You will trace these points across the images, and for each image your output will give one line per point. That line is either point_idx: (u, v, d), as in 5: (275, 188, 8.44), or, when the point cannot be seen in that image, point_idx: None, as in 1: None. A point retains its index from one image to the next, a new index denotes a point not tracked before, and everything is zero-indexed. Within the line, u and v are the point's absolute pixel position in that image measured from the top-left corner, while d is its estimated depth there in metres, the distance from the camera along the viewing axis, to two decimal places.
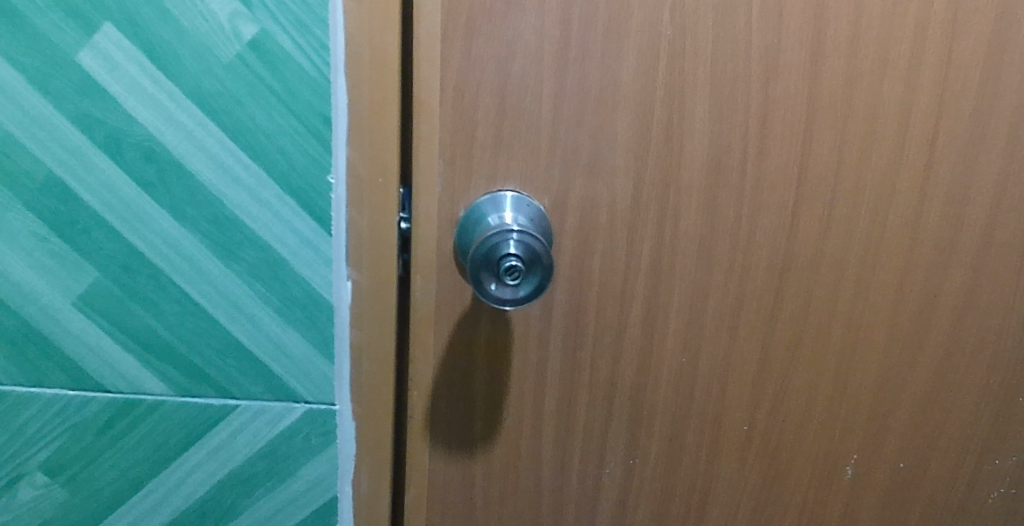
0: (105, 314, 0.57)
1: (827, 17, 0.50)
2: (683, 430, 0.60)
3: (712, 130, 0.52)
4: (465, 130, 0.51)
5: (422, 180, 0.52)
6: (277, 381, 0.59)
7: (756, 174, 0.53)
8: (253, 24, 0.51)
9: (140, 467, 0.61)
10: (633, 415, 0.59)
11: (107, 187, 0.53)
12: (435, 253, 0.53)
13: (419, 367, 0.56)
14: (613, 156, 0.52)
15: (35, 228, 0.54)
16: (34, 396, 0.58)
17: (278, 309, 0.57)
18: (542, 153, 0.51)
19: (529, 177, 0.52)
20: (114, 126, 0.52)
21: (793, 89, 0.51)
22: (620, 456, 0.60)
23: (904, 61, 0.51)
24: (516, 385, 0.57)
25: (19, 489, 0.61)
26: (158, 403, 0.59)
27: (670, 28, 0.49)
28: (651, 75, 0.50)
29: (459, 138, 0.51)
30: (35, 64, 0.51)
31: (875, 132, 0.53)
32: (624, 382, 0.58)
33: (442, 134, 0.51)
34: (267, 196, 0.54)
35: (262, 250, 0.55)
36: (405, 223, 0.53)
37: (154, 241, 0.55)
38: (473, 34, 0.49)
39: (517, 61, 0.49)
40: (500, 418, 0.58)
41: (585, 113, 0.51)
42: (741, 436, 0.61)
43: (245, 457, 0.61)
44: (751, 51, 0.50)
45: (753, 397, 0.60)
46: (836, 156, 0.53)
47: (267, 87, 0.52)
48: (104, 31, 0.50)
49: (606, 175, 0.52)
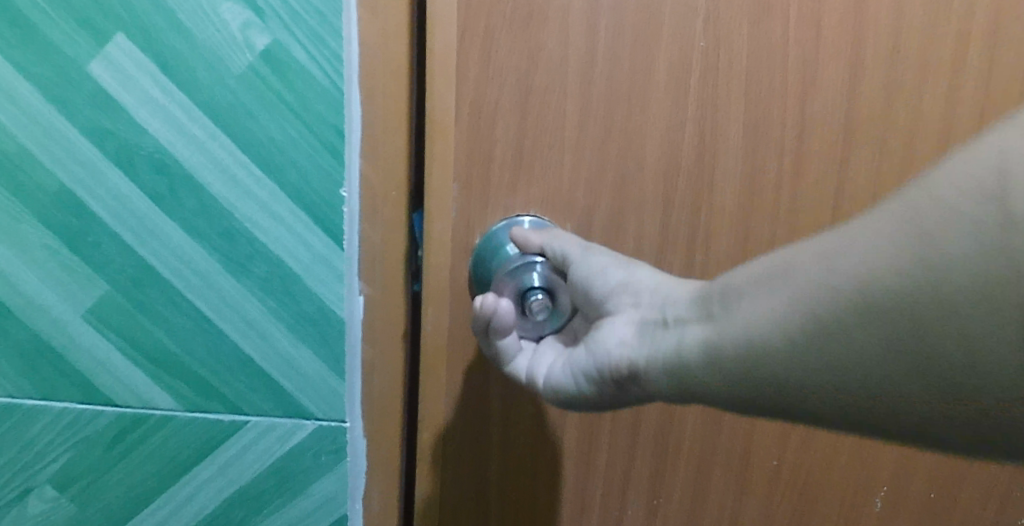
0: (115, 327, 0.57)
1: (866, 28, 0.50)
2: (710, 463, 0.59)
3: (745, 148, 0.51)
4: (482, 150, 0.50)
5: (436, 204, 0.51)
6: (287, 396, 0.59)
7: (791, 195, 0.53)
8: (265, 34, 0.51)
9: (149, 481, 0.61)
10: (657, 448, 0.58)
11: (119, 201, 0.54)
12: (446, 282, 0.52)
13: (435, 392, 0.55)
14: (641, 176, 0.51)
15: (48, 240, 0.54)
16: (45, 409, 0.58)
17: (289, 324, 0.57)
18: (567, 173, 0.51)
19: (551, 201, 0.52)
20: (127, 138, 0.52)
21: (829, 102, 0.51)
22: (644, 494, 0.59)
23: (947, 66, 0.51)
24: (536, 413, 0.56)
25: (28, 502, 0.60)
26: (168, 418, 0.59)
27: (702, 39, 0.49)
28: (682, 88, 0.50)
29: (475, 162, 0.50)
30: (49, 76, 0.51)
31: (910, 147, 0.52)
32: (649, 412, 0.57)
33: (457, 155, 0.50)
34: (279, 210, 0.54)
35: (273, 264, 0.55)
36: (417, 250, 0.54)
37: (164, 254, 0.55)
38: (492, 56, 0.49)
39: (540, 77, 0.49)
40: (516, 445, 0.56)
41: (609, 133, 0.50)
42: (771, 469, 0.60)
43: (254, 473, 0.61)
44: (787, 63, 0.50)
45: (782, 427, 0.59)
46: (873, 169, 0.53)
47: (280, 99, 0.52)
48: (117, 42, 0.51)
49: (631, 198, 0.52)
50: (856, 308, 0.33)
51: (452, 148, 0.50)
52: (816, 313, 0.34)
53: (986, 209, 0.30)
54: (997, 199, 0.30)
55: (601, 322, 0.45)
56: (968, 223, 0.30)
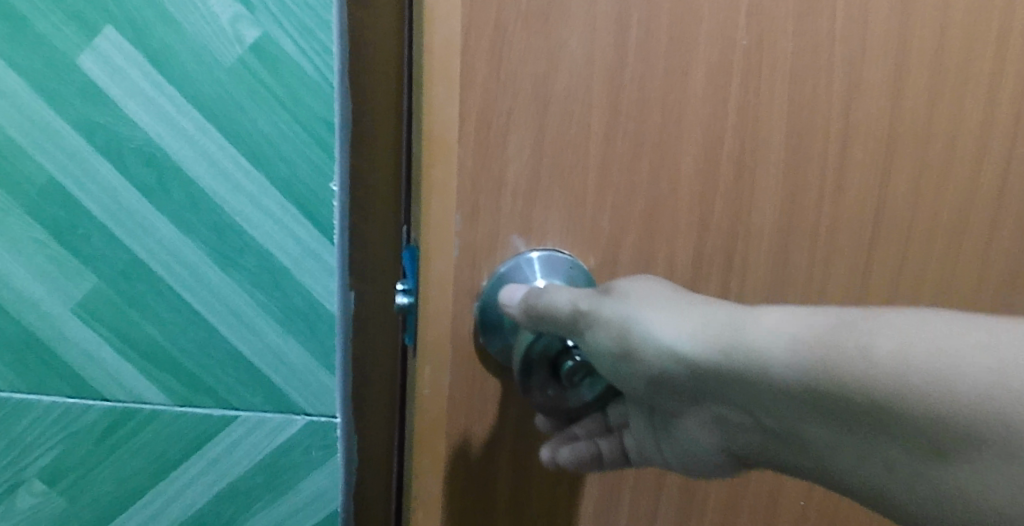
0: (105, 321, 0.56)
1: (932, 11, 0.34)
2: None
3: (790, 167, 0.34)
4: (490, 165, 0.31)
5: (432, 234, 0.31)
6: (277, 392, 0.58)
7: (834, 226, 0.35)
8: (255, 27, 0.50)
9: (139, 476, 0.60)
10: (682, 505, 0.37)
11: (108, 193, 0.52)
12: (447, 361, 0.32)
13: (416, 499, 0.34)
14: (674, 200, 0.33)
15: (35, 233, 0.53)
16: (33, 403, 0.57)
17: (279, 320, 0.56)
18: (590, 188, 0.32)
19: (577, 232, 0.33)
20: (116, 130, 0.51)
21: (879, 112, 0.34)
22: None
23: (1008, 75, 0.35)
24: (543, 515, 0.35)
25: (18, 496, 0.59)
26: (157, 413, 0.58)
27: (745, 35, 0.32)
28: (721, 86, 0.33)
29: (482, 179, 0.31)
30: (37, 67, 0.50)
31: (978, 204, 0.37)
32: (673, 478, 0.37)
33: (461, 172, 0.31)
34: (268, 204, 0.53)
35: (263, 259, 0.54)
36: (404, 297, 0.34)
37: (154, 248, 0.54)
38: (503, 26, 0.30)
39: (558, 76, 0.31)
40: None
41: (645, 137, 0.32)
42: None
43: (245, 469, 0.60)
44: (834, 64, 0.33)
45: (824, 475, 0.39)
46: (917, 196, 0.36)
47: (270, 93, 0.51)
48: (106, 34, 0.49)
49: (670, 221, 0.34)
50: (831, 424, 0.24)
51: (453, 157, 0.31)
52: (790, 386, 0.24)
53: (969, 386, 0.21)
54: (1001, 375, 0.21)
55: (676, 426, 0.29)
56: (1020, 378, 0.21)
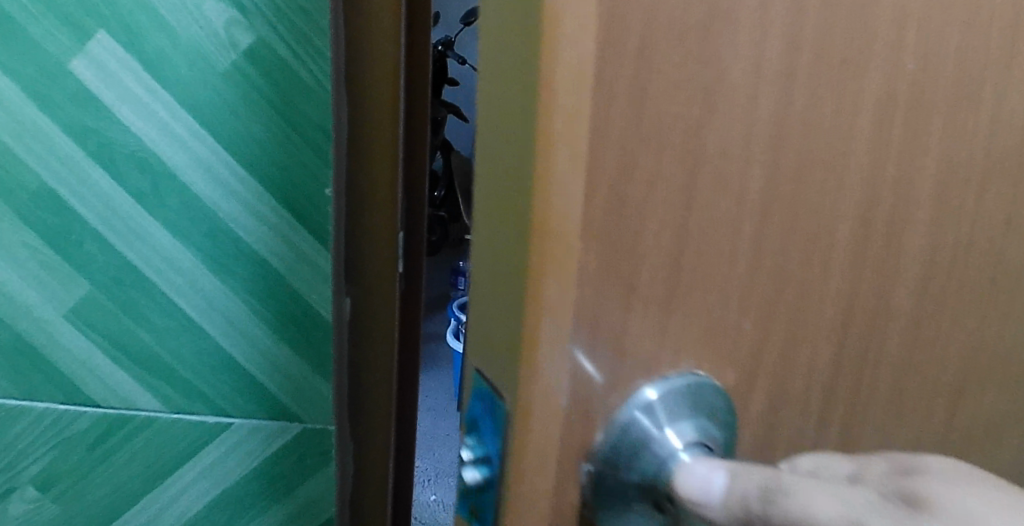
0: (98, 328, 0.55)
1: None
2: None
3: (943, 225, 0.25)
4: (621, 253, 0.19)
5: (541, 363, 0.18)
6: (272, 400, 0.57)
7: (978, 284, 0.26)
8: (248, 31, 0.49)
9: (133, 482, 0.59)
10: None
11: (102, 199, 0.52)
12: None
13: None
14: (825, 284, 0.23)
15: (28, 238, 0.52)
16: (26, 409, 0.56)
17: (274, 326, 0.56)
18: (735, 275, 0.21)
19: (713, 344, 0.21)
20: (109, 136, 0.51)
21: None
22: None
23: None
24: None
25: (10, 502, 0.59)
26: (151, 419, 0.58)
27: (913, 56, 0.22)
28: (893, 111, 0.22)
29: (614, 273, 0.19)
30: (29, 72, 0.49)
31: None
32: None
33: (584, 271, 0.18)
34: (262, 210, 0.53)
35: (257, 266, 0.54)
36: (482, 471, 0.20)
37: (147, 253, 0.53)
38: (651, 32, 0.17)
39: (716, 119, 0.19)
40: None
41: (802, 196, 0.21)
42: None
43: (240, 474, 0.60)
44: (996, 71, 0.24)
45: None
46: None
47: (265, 98, 0.50)
48: (98, 38, 0.49)
49: (811, 319, 0.23)
50: None
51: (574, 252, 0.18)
52: None
53: None
54: None
55: None
56: None
